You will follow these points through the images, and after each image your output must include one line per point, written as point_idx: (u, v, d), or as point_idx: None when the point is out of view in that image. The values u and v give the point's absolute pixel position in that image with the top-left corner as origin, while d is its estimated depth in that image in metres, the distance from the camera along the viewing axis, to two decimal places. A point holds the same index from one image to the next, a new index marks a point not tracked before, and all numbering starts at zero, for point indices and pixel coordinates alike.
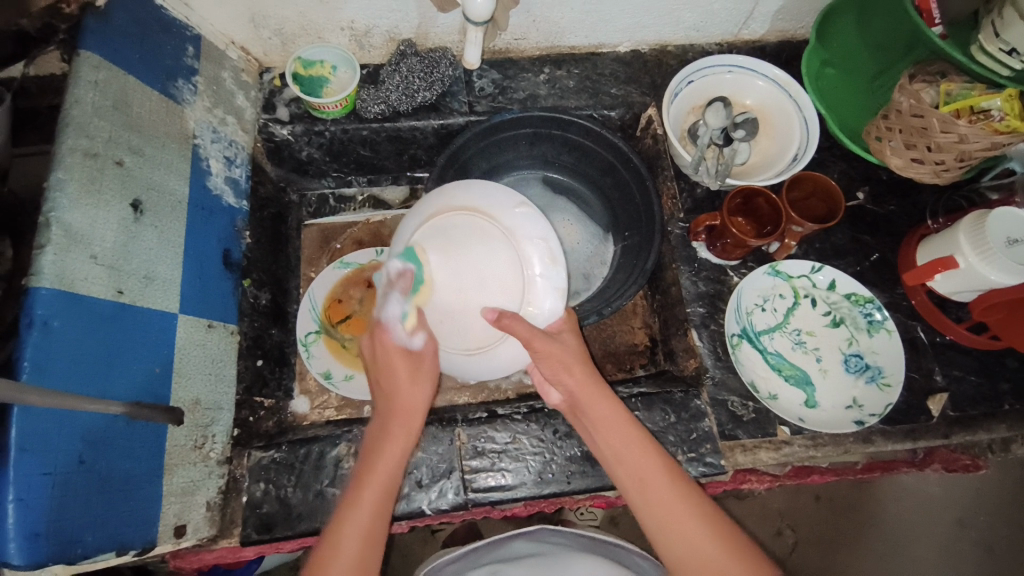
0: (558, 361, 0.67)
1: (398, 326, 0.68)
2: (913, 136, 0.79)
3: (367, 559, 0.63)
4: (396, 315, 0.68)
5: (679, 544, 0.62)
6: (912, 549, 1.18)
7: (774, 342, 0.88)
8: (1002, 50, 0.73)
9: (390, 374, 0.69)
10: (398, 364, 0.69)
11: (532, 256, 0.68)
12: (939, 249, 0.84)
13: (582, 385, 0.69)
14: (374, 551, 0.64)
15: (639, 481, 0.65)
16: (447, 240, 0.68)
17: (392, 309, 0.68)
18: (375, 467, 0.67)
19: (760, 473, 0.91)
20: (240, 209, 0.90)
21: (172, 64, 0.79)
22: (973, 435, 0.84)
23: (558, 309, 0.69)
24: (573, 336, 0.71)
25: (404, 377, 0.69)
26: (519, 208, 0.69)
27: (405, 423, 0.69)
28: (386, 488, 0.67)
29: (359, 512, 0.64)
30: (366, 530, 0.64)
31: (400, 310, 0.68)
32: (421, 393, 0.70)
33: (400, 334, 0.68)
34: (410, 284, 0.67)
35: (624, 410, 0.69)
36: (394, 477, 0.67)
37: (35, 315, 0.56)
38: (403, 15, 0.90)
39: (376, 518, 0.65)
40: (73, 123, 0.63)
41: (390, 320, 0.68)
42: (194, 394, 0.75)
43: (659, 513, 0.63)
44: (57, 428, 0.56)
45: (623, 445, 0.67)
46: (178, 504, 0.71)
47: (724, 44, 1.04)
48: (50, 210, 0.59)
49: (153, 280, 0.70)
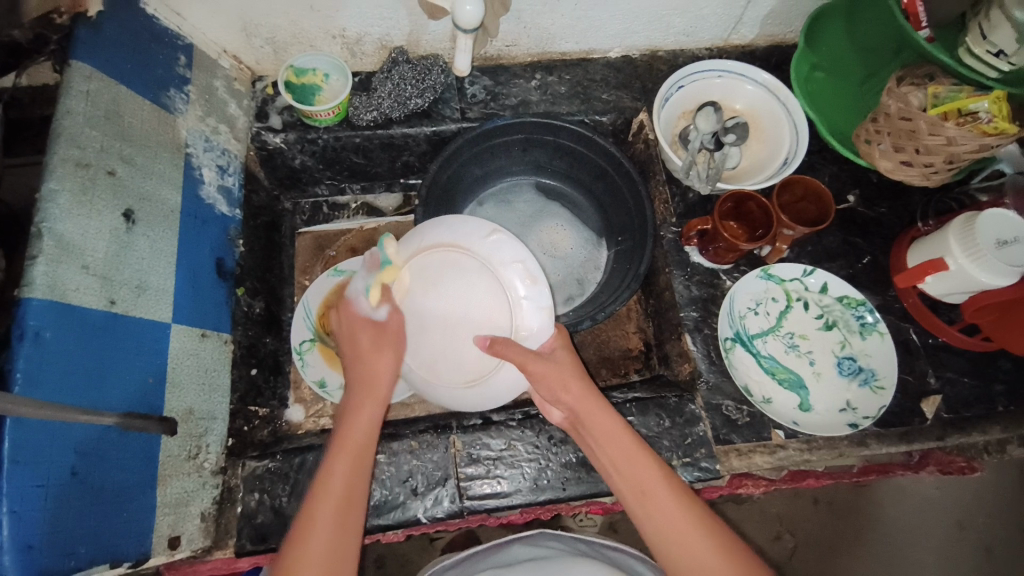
0: (554, 380, 0.68)
1: (363, 299, 0.71)
2: (901, 139, 0.79)
3: (345, 526, 0.62)
4: (361, 290, 0.72)
5: (680, 553, 0.61)
6: (910, 550, 1.18)
7: (768, 345, 0.88)
8: (989, 51, 0.74)
9: (355, 347, 0.70)
10: (362, 334, 0.70)
11: (511, 281, 0.70)
12: (929, 251, 0.85)
13: (580, 400, 0.69)
14: (351, 518, 0.63)
15: (639, 491, 0.65)
16: (427, 279, 0.72)
17: (357, 285, 0.72)
18: (346, 435, 0.66)
19: (756, 477, 0.92)
20: (233, 218, 0.90)
21: (163, 73, 0.79)
22: (966, 437, 0.85)
23: (548, 327, 0.70)
24: (567, 354, 0.72)
25: (368, 346, 0.70)
26: (493, 235, 0.71)
27: (373, 391, 0.69)
28: (357, 456, 0.65)
29: (332, 479, 0.63)
30: (341, 496, 0.63)
31: (363, 286, 0.72)
32: (386, 361, 0.70)
33: (364, 306, 0.71)
34: (377, 262, 0.72)
35: (623, 421, 0.69)
36: (365, 445, 0.66)
37: (27, 327, 0.56)
38: (394, 22, 0.90)
39: (349, 485, 0.64)
40: (64, 134, 0.63)
41: (355, 296, 0.72)
42: (187, 404, 0.75)
43: (660, 522, 0.63)
44: (48, 439, 0.56)
45: (622, 456, 0.67)
46: (172, 516, 0.71)
47: (714, 49, 1.05)
48: (42, 221, 0.59)
49: (146, 289, 0.70)
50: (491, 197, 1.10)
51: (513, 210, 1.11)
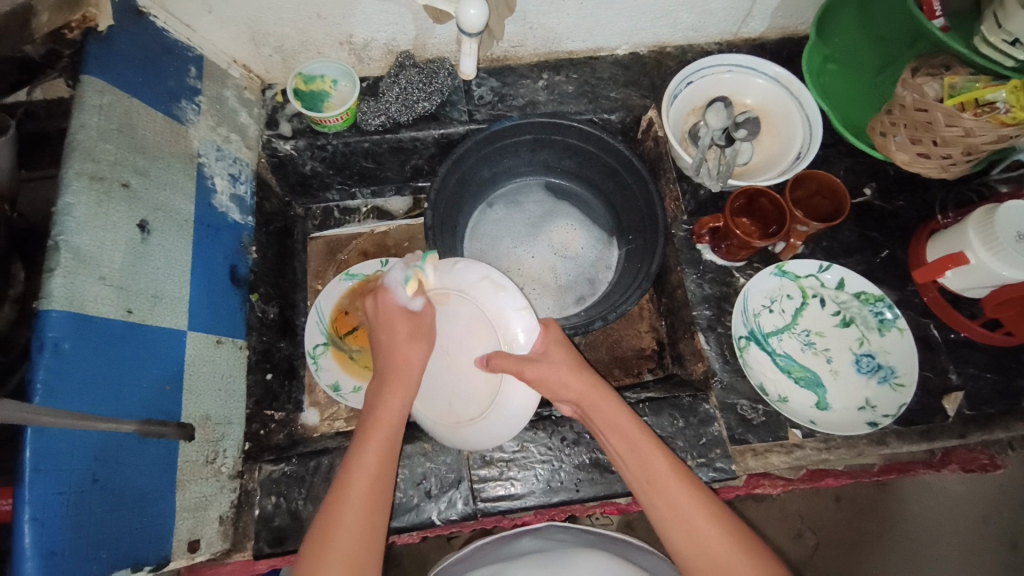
0: (553, 380, 0.69)
1: (401, 289, 0.74)
2: (918, 131, 0.77)
3: (378, 494, 0.63)
4: (399, 280, 0.74)
5: (686, 541, 0.61)
6: (934, 547, 1.15)
7: (783, 343, 0.87)
8: (1005, 40, 0.71)
9: (390, 335, 0.73)
10: (399, 323, 0.72)
11: (483, 297, 0.73)
12: (949, 245, 0.83)
13: (582, 392, 0.69)
14: (382, 493, 0.63)
15: (648, 481, 0.65)
16: (456, 300, 0.74)
17: (395, 276, 0.75)
18: (381, 410, 0.68)
19: (773, 477, 0.93)
20: (245, 225, 0.91)
21: (175, 84, 0.81)
22: (990, 434, 0.83)
23: (532, 328, 0.71)
24: (559, 348, 0.71)
25: (404, 334, 0.72)
26: (457, 264, 0.75)
27: (405, 376, 0.71)
28: (389, 437, 0.67)
29: (367, 452, 0.65)
30: (374, 472, 0.63)
31: (400, 277, 0.74)
32: (419, 351, 0.73)
33: (403, 296, 0.73)
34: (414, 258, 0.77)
35: (631, 412, 0.69)
36: (396, 425, 0.68)
37: (46, 338, 0.57)
38: (400, 27, 0.91)
39: (383, 452, 0.65)
40: (79, 147, 0.65)
41: (391, 287, 0.74)
42: (204, 410, 0.76)
43: (668, 511, 0.63)
44: (70, 449, 0.57)
45: (629, 447, 0.67)
46: (191, 520, 0.72)
47: (724, 44, 1.04)
48: (59, 234, 0.60)
49: (162, 298, 0.71)
50: (500, 199, 1.11)
51: (522, 211, 1.11)
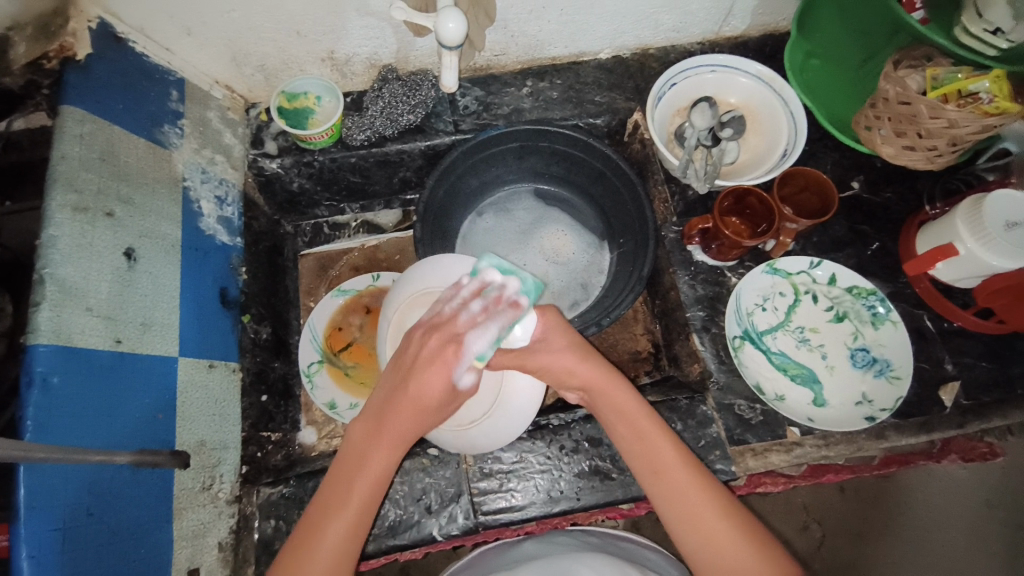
0: (556, 368, 0.69)
1: (468, 362, 0.64)
2: (902, 124, 0.77)
3: (348, 555, 0.59)
4: (478, 351, 0.64)
5: (689, 526, 0.61)
6: (940, 533, 1.15)
7: (777, 341, 0.87)
8: (987, 30, 0.73)
9: (420, 388, 0.63)
10: (440, 390, 0.63)
11: None
12: (938, 236, 0.83)
13: (593, 375, 0.68)
14: (350, 557, 0.59)
15: (655, 468, 0.65)
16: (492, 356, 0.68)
17: (477, 344, 0.64)
18: (366, 463, 0.62)
19: (774, 475, 0.95)
20: (234, 246, 0.91)
21: (156, 109, 0.80)
22: (988, 422, 0.82)
23: (529, 315, 0.68)
24: (559, 334, 0.70)
25: (436, 402, 0.64)
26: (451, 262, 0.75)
27: (405, 431, 0.63)
28: (368, 497, 0.61)
29: (344, 507, 0.60)
30: (347, 534, 0.59)
31: (480, 350, 0.64)
32: (435, 418, 0.65)
33: (464, 369, 0.64)
34: (507, 320, 0.65)
35: (641, 401, 0.68)
36: (379, 484, 0.62)
37: (34, 373, 0.57)
38: (382, 41, 0.90)
39: (360, 515, 0.60)
40: (60, 178, 0.64)
41: (466, 351, 0.64)
42: (198, 435, 0.76)
43: (672, 500, 0.63)
44: (64, 483, 0.57)
45: (636, 436, 0.67)
46: (189, 548, 0.71)
47: (706, 44, 1.04)
48: (43, 267, 0.60)
49: (151, 326, 0.71)
50: (490, 207, 1.11)
51: (512, 218, 1.11)
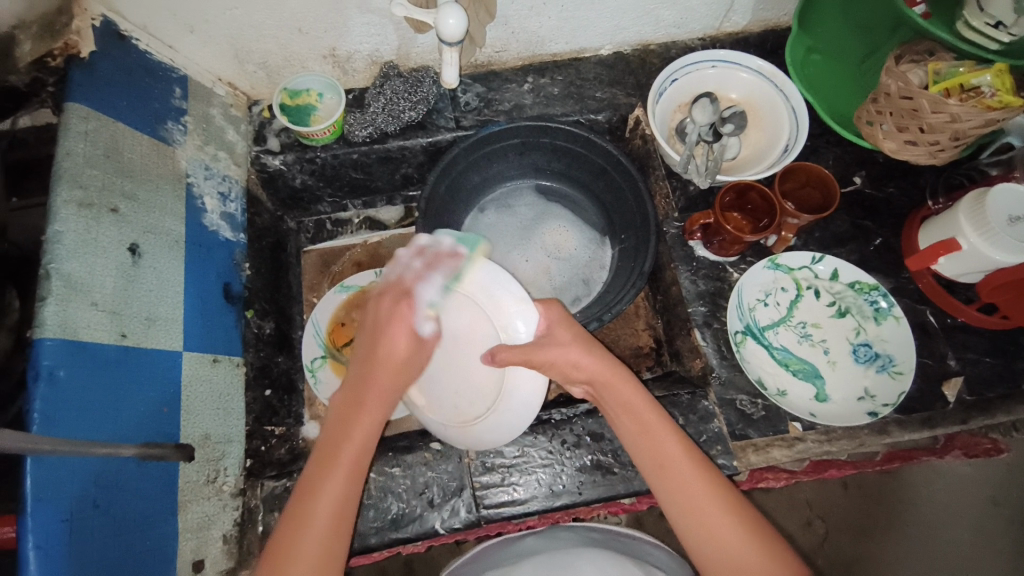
0: (563, 362, 0.68)
1: (422, 309, 0.68)
2: (904, 119, 0.76)
3: (342, 523, 0.59)
4: (428, 298, 0.68)
5: (692, 520, 0.62)
6: (944, 530, 1.14)
7: (779, 336, 0.87)
8: (988, 24, 0.72)
9: (389, 347, 0.65)
10: (407, 343, 0.66)
11: (476, 289, 0.71)
12: (941, 231, 0.83)
13: (599, 369, 0.68)
14: (345, 524, 0.60)
15: (659, 462, 0.65)
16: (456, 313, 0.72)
17: (427, 291, 0.68)
18: (349, 434, 0.62)
19: (777, 470, 0.94)
20: (237, 242, 0.91)
21: (160, 106, 0.81)
22: (991, 418, 0.82)
23: (528, 308, 0.70)
24: (564, 328, 0.70)
25: (406, 356, 0.66)
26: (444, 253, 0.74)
27: (383, 396, 0.64)
28: (355, 464, 0.61)
29: (332, 476, 0.60)
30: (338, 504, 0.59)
31: (431, 296, 0.68)
32: (409, 374, 0.67)
33: (420, 317, 0.67)
34: (451, 269, 0.70)
35: (646, 395, 0.68)
36: (365, 452, 0.62)
37: (41, 367, 0.58)
38: (383, 38, 0.91)
39: (350, 484, 0.60)
40: (66, 175, 0.65)
41: (419, 301, 0.67)
42: (203, 429, 0.77)
43: (676, 494, 0.63)
44: (70, 476, 0.58)
45: (642, 430, 0.67)
46: (194, 541, 0.72)
47: (707, 39, 1.04)
48: (49, 262, 0.61)
49: (155, 321, 0.72)
50: (491, 203, 1.11)
51: (513, 214, 1.11)
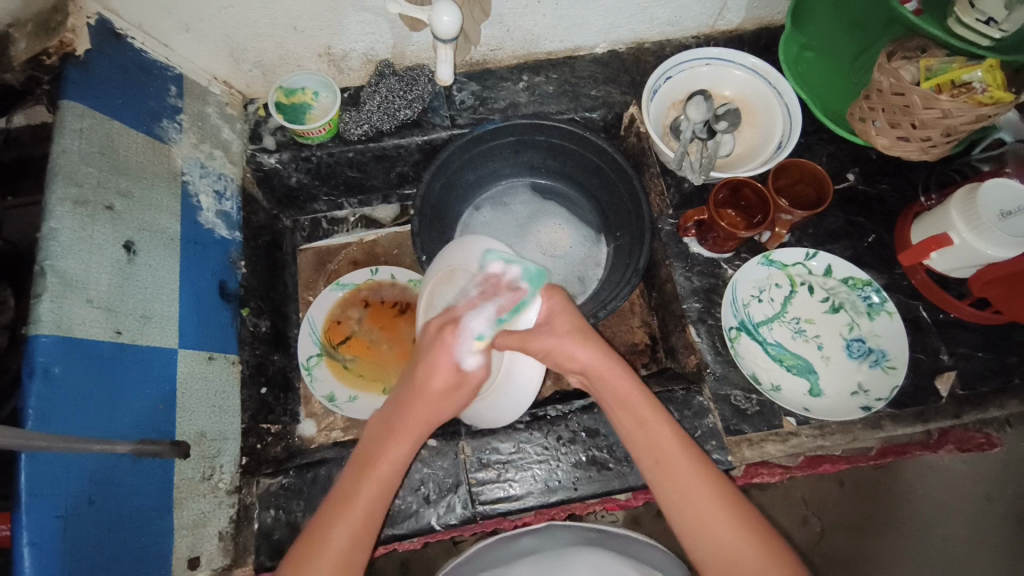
0: (561, 351, 0.69)
1: (469, 341, 0.68)
2: (896, 115, 0.77)
3: (358, 547, 0.59)
4: (476, 330, 0.69)
5: (687, 513, 0.62)
6: (941, 526, 1.14)
7: (773, 332, 0.87)
8: (979, 20, 0.73)
9: (427, 377, 0.67)
10: (446, 374, 0.67)
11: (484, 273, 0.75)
12: (933, 226, 0.83)
13: (596, 364, 0.68)
14: (362, 547, 0.60)
15: (656, 456, 0.65)
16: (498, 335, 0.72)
17: (475, 322, 0.69)
18: (381, 456, 0.63)
19: (771, 465, 0.96)
20: (233, 240, 0.91)
21: (156, 105, 0.81)
22: (984, 412, 0.83)
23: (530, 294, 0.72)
24: (565, 317, 0.71)
25: (443, 387, 0.67)
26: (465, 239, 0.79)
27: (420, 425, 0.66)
28: (384, 487, 0.62)
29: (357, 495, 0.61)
30: (356, 527, 0.60)
31: (479, 328, 0.69)
32: (446, 407, 0.68)
33: (466, 348, 0.68)
34: (506, 302, 0.71)
35: (644, 389, 0.68)
36: (393, 476, 0.63)
37: (35, 364, 0.58)
38: (378, 36, 0.91)
39: (371, 510, 0.61)
40: (61, 172, 0.65)
41: (466, 329, 0.69)
42: (198, 427, 0.76)
43: (671, 487, 0.63)
44: (65, 471, 0.58)
45: (639, 424, 0.67)
46: (190, 538, 0.72)
47: (701, 37, 1.04)
48: (44, 259, 0.61)
49: (151, 318, 0.72)
50: (487, 201, 1.11)
51: (509, 212, 1.11)
